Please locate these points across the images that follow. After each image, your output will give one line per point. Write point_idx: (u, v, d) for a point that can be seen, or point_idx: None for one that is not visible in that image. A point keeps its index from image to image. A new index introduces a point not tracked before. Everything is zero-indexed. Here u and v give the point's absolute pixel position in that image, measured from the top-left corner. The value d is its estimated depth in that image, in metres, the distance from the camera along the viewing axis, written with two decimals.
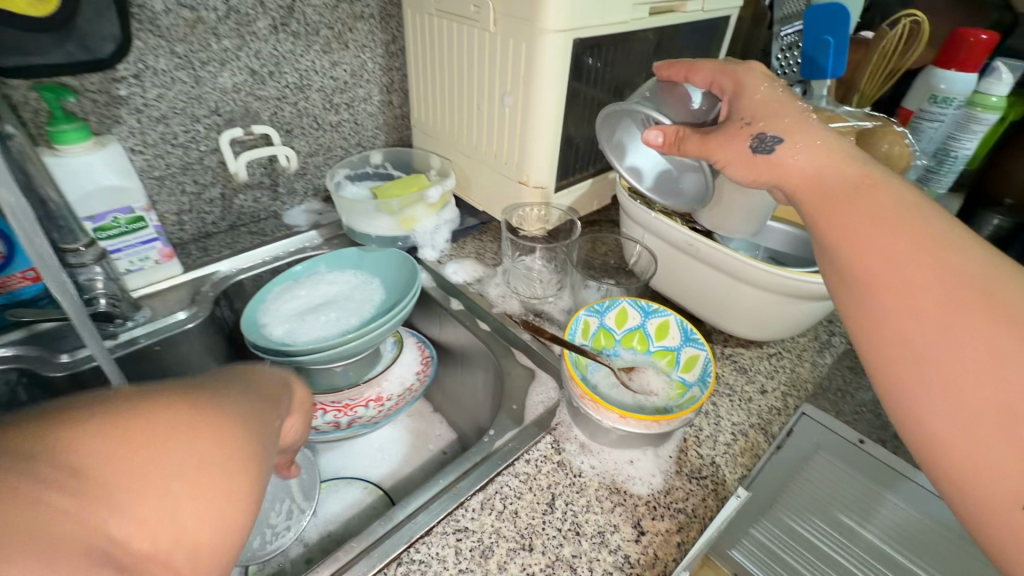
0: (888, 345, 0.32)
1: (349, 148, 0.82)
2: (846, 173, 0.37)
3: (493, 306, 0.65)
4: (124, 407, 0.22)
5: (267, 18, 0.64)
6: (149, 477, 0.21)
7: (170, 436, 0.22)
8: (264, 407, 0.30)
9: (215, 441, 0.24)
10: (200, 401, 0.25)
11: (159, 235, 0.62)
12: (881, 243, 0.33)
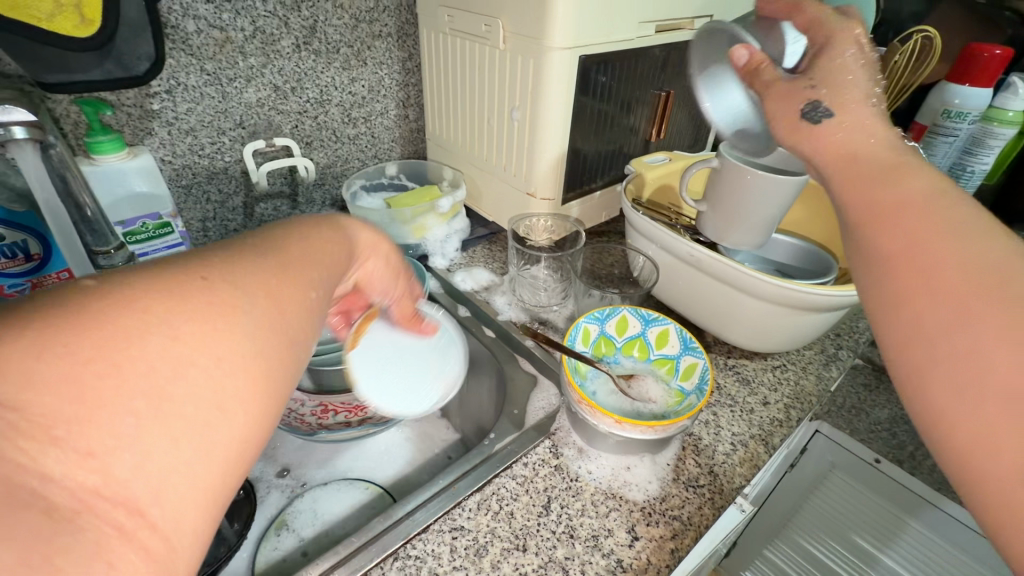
0: (903, 323, 0.30)
1: (365, 160, 0.85)
2: (878, 153, 0.36)
3: (499, 313, 0.67)
4: (93, 305, 0.20)
5: (290, 37, 0.68)
6: (107, 393, 0.19)
7: (140, 337, 0.20)
8: (292, 275, 0.28)
9: (198, 342, 0.22)
10: (190, 284, 0.23)
11: (184, 240, 0.66)
12: (902, 225, 0.32)
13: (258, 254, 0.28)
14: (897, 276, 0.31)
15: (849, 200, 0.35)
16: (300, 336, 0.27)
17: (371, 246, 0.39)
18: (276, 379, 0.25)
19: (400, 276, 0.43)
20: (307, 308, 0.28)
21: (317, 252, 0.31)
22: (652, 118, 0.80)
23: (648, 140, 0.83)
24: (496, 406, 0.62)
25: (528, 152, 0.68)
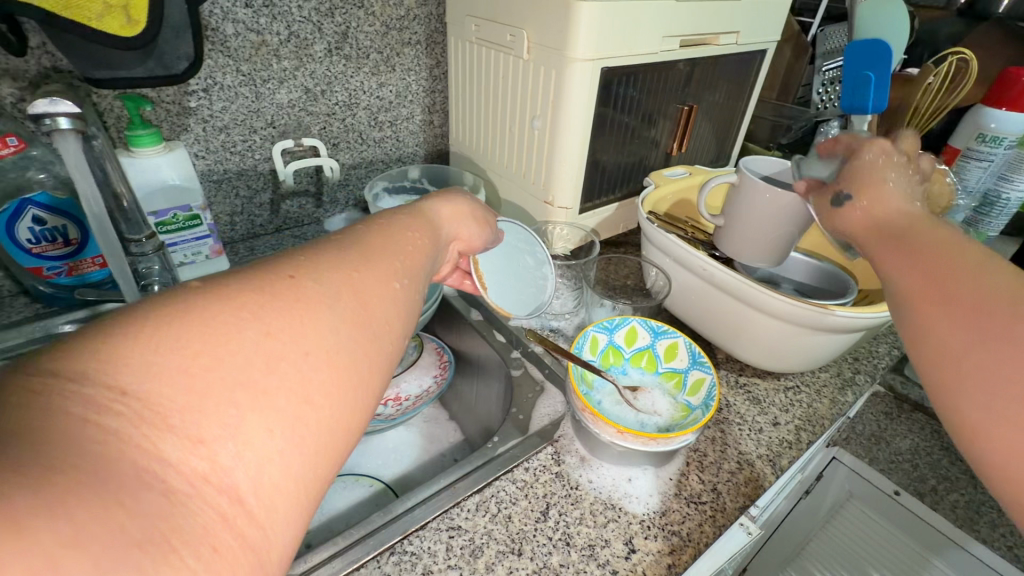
0: (935, 353, 0.30)
1: (388, 163, 0.87)
2: (906, 213, 0.38)
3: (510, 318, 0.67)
4: (191, 306, 0.22)
5: (323, 42, 0.70)
6: (209, 383, 0.20)
7: (238, 335, 0.22)
8: (376, 271, 0.29)
9: (287, 339, 0.23)
10: (279, 284, 0.25)
11: (212, 233, 0.68)
12: (933, 269, 0.32)
13: (349, 251, 0.30)
14: (935, 320, 0.30)
15: (881, 264, 0.37)
16: (387, 337, 0.28)
17: (457, 212, 0.44)
18: (361, 378, 0.26)
19: (491, 221, 0.48)
20: (392, 306, 0.29)
21: (406, 242, 0.34)
22: (674, 132, 0.80)
23: (669, 153, 0.82)
24: (503, 411, 0.62)
25: (547, 161, 0.68)
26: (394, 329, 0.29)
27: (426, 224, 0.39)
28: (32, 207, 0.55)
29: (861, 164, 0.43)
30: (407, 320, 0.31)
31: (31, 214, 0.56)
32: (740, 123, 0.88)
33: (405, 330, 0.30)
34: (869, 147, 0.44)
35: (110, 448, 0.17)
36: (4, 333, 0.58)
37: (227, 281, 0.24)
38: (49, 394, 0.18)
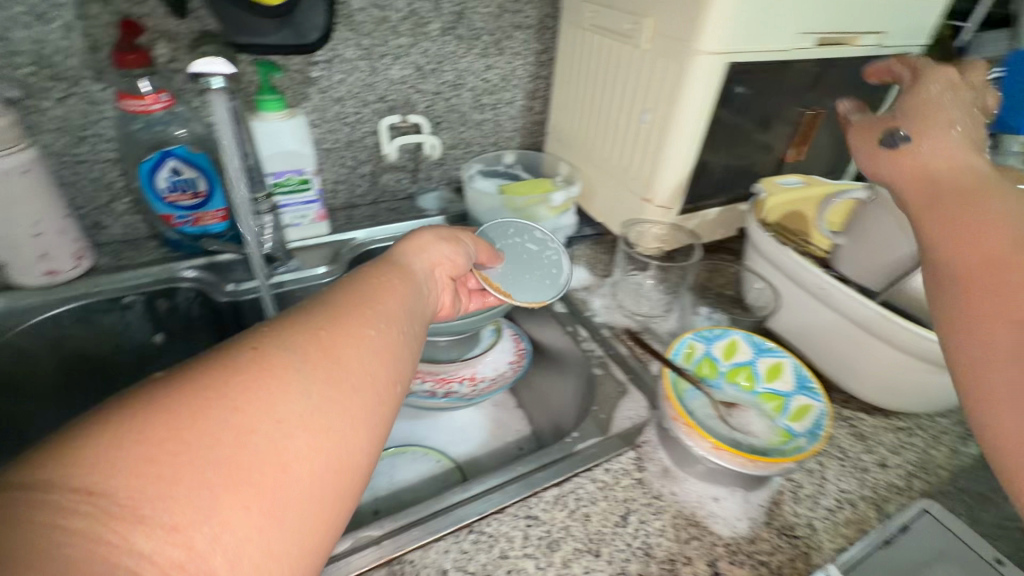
0: (971, 321, 0.31)
1: (485, 146, 0.87)
2: (961, 176, 0.39)
3: (595, 314, 0.66)
4: (158, 395, 0.24)
5: (440, 20, 0.71)
6: (178, 467, 0.22)
7: (203, 414, 0.24)
8: (347, 326, 0.32)
9: (254, 410, 0.25)
10: (242, 357, 0.27)
11: (318, 198, 0.71)
12: (990, 247, 0.33)
13: (319, 314, 0.32)
14: (981, 289, 0.32)
15: (923, 220, 0.38)
16: (370, 388, 0.30)
17: (428, 244, 0.47)
18: (345, 438, 0.28)
19: (461, 233, 0.52)
20: (368, 355, 0.31)
21: (379, 290, 0.37)
22: (793, 137, 0.74)
23: (782, 160, 0.77)
24: (580, 408, 0.61)
25: (652, 157, 0.66)
26: (378, 379, 0.31)
27: (405, 272, 0.42)
28: (172, 159, 0.60)
29: (918, 102, 0.44)
30: (390, 363, 0.32)
31: (169, 165, 0.61)
32: None
33: (391, 378, 0.32)
34: (931, 78, 0.44)
35: (82, 549, 0.19)
36: (143, 272, 0.65)
37: (194, 364, 0.26)
38: (22, 505, 0.19)
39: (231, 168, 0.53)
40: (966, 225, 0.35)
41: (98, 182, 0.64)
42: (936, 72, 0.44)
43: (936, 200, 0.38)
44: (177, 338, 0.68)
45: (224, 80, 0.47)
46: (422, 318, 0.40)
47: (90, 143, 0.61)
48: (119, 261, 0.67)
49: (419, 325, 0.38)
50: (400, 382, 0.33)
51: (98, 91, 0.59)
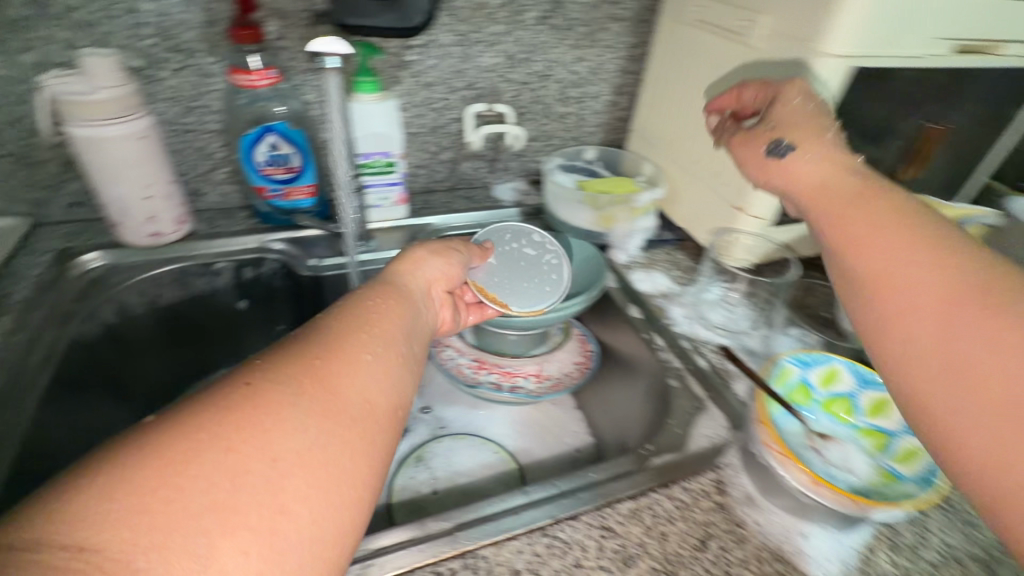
0: (895, 338, 0.33)
1: (566, 140, 0.85)
2: (849, 185, 0.42)
3: (673, 323, 0.63)
4: (152, 440, 0.25)
5: (537, 9, 0.70)
6: (173, 513, 0.23)
7: (198, 459, 0.25)
8: (342, 357, 0.33)
9: (249, 450, 0.26)
10: (234, 394, 0.28)
11: (400, 181, 0.72)
12: (885, 254, 0.35)
13: (314, 347, 0.33)
14: (897, 301, 0.33)
15: (820, 229, 0.41)
16: (366, 418, 0.31)
17: (422, 263, 0.49)
18: (344, 473, 0.29)
19: (452, 248, 0.54)
20: (363, 386, 0.33)
21: (375, 316, 0.38)
22: (906, 157, 0.69)
23: (892, 176, 0.71)
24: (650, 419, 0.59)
25: None
26: (376, 408, 0.32)
27: (402, 295, 0.43)
28: (271, 134, 0.62)
29: (788, 112, 0.49)
30: (384, 391, 0.34)
31: (269, 140, 0.63)
32: (991, 155, 0.73)
33: (389, 407, 0.33)
34: (790, 92, 0.50)
35: None
36: (235, 241, 0.68)
37: (188, 405, 0.28)
38: (24, 565, 0.21)
39: (336, 150, 0.54)
40: (849, 223, 0.39)
41: (201, 152, 0.67)
42: (795, 86, 0.50)
43: (823, 203, 0.42)
44: (258, 306, 0.71)
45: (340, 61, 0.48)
46: (419, 339, 0.41)
47: (197, 114, 0.64)
48: (213, 227, 0.70)
49: (417, 348, 0.40)
50: (398, 410, 0.34)
51: (210, 64, 0.61)
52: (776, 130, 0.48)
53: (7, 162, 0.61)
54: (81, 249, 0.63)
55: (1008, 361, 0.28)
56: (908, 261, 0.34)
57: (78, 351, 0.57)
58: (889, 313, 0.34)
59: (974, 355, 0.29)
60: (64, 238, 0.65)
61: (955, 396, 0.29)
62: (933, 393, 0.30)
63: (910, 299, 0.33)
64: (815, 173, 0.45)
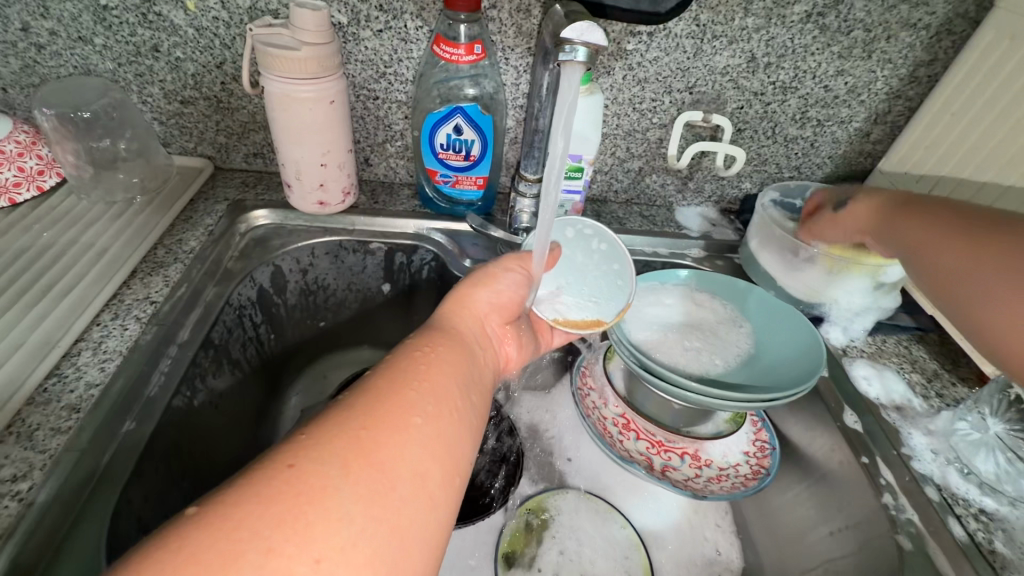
0: (956, 299, 0.42)
1: (783, 169, 0.68)
2: (896, 196, 0.50)
3: (913, 456, 0.47)
4: (181, 545, 0.23)
5: (808, 2, 0.54)
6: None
7: (235, 561, 0.23)
8: (390, 422, 0.30)
9: (291, 549, 0.24)
10: (275, 479, 0.26)
11: (582, 190, 0.61)
12: (929, 238, 0.45)
13: (359, 411, 0.30)
14: (951, 268, 0.42)
15: (884, 238, 0.49)
16: (417, 494, 0.28)
17: (472, 304, 0.45)
18: (392, 565, 0.26)
19: (497, 271, 0.47)
20: (414, 456, 0.29)
21: (423, 370, 0.35)
22: None
23: None
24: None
25: None
26: (428, 480, 0.29)
27: (457, 342, 0.40)
28: (459, 116, 0.55)
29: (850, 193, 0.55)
30: (437, 456, 0.30)
31: (455, 122, 0.56)
32: None
33: (442, 476, 0.30)
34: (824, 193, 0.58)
35: None
36: (395, 223, 0.63)
37: (221, 499, 0.25)
38: None
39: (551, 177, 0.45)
40: (906, 239, 0.47)
41: (381, 121, 0.62)
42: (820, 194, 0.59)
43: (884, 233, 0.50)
44: (401, 292, 0.67)
45: (588, 53, 0.42)
46: (479, 385, 0.38)
47: (387, 81, 0.59)
48: (375, 201, 0.65)
49: (473, 397, 0.36)
50: (454, 478, 0.31)
51: (414, 29, 0.55)
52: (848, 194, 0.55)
53: (204, 104, 0.60)
54: (252, 203, 0.62)
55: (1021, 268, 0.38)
56: (949, 238, 0.43)
57: (233, 310, 0.54)
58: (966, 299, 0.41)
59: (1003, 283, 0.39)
60: (239, 188, 0.64)
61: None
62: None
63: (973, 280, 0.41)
64: (862, 211, 0.52)
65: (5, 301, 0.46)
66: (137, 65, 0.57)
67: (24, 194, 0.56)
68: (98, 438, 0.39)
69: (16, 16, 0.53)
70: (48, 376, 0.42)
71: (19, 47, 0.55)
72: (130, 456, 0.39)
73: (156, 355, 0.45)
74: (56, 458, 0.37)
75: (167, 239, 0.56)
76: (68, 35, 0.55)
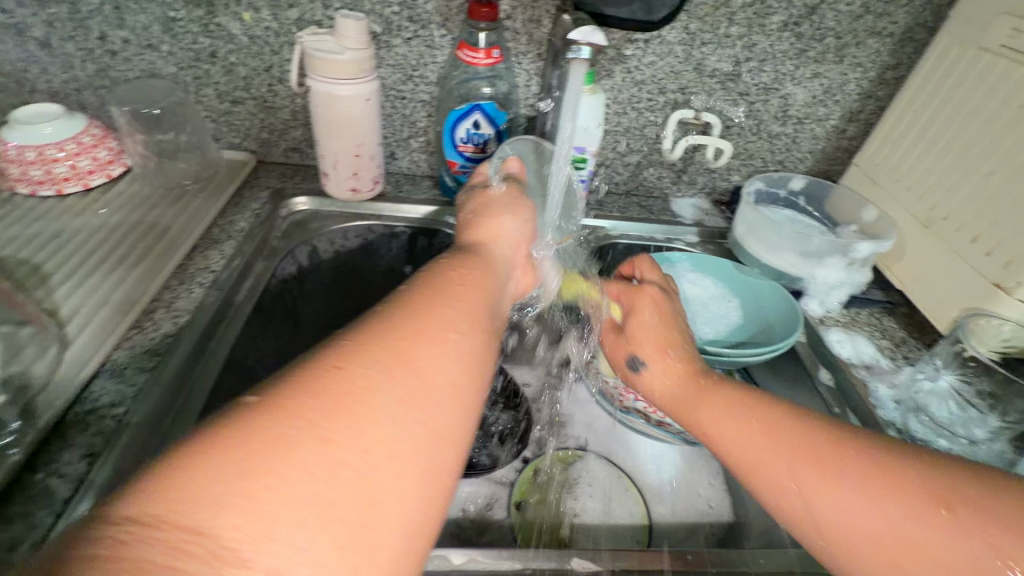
0: (798, 506, 0.36)
1: (769, 163, 0.76)
2: (683, 377, 0.47)
3: (880, 406, 0.54)
4: (247, 423, 0.25)
5: (785, 13, 0.62)
6: (278, 501, 0.23)
7: (295, 444, 0.25)
8: (426, 336, 0.32)
9: (342, 439, 0.26)
10: (321, 376, 0.28)
11: (586, 179, 0.68)
12: (735, 438, 0.41)
13: (397, 325, 0.32)
14: (768, 470, 0.38)
15: (695, 422, 0.44)
16: (451, 401, 0.31)
17: (502, 232, 0.48)
18: (430, 459, 0.28)
19: (520, 205, 0.52)
20: (449, 369, 0.32)
21: (460, 293, 0.37)
22: None
23: None
24: None
25: None
26: (458, 390, 0.32)
27: (485, 269, 0.42)
28: (478, 113, 0.63)
29: (636, 327, 0.51)
30: (468, 371, 0.33)
31: (474, 118, 0.63)
32: None
33: (470, 389, 0.33)
34: (639, 310, 0.52)
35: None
36: (419, 209, 0.71)
37: (283, 389, 0.27)
38: None
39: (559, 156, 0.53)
40: (710, 403, 0.43)
41: (406, 119, 0.70)
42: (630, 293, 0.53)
43: (681, 410, 0.45)
44: None
45: (590, 52, 0.50)
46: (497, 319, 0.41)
47: (414, 83, 0.67)
48: (400, 191, 0.73)
49: (496, 328, 0.39)
50: (479, 392, 0.33)
51: (438, 37, 0.63)
52: (632, 342, 0.50)
53: (252, 105, 0.68)
54: (292, 191, 0.69)
55: (823, 447, 0.37)
56: (749, 435, 0.40)
57: (277, 282, 0.62)
58: (789, 495, 0.37)
59: (817, 471, 0.36)
60: (280, 179, 0.72)
61: (863, 464, 0.35)
62: (892, 542, 0.33)
63: (788, 465, 0.37)
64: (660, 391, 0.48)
65: (89, 267, 0.54)
66: (196, 69, 0.65)
67: (96, 180, 0.64)
68: (177, 376, 0.46)
69: (96, 27, 0.62)
70: (131, 328, 0.49)
71: (95, 53, 0.63)
72: (199, 398, 0.46)
73: (219, 315, 0.52)
74: (143, 390, 0.44)
75: (220, 220, 0.64)
76: (139, 43, 0.63)
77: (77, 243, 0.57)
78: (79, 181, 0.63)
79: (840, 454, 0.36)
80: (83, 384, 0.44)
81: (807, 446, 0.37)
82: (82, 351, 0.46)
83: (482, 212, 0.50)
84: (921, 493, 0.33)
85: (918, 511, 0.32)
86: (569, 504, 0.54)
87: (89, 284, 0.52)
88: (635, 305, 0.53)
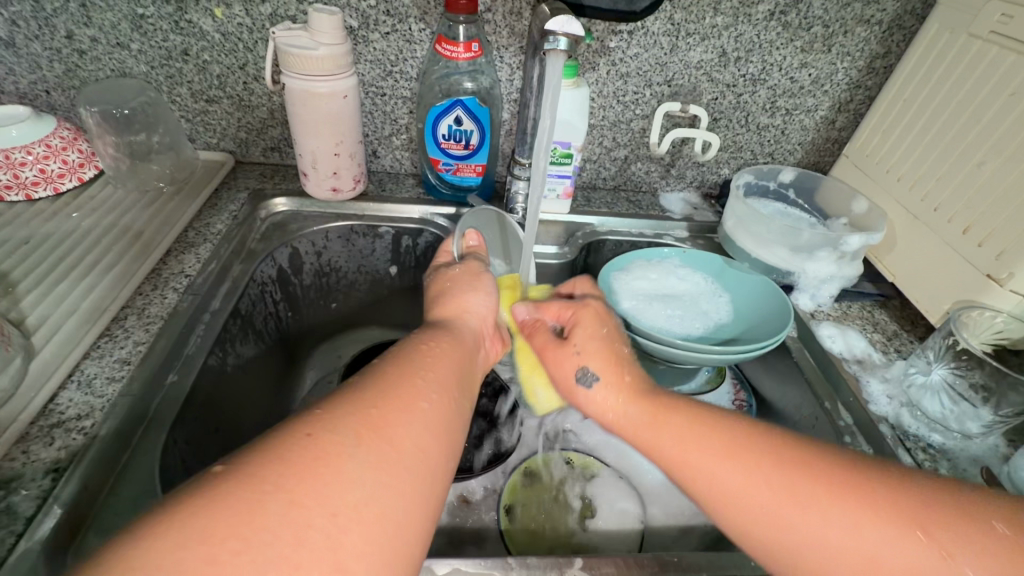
0: (768, 525, 0.34)
1: (758, 155, 0.74)
2: (627, 390, 0.43)
3: (873, 401, 0.53)
4: (218, 486, 0.25)
5: (772, 2, 0.61)
6: (242, 567, 0.22)
7: (263, 510, 0.24)
8: (398, 401, 0.32)
9: (312, 502, 0.25)
10: (295, 442, 0.27)
11: (572, 175, 0.67)
12: (695, 456, 0.38)
13: (367, 393, 0.32)
14: (733, 489, 0.36)
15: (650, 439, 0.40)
16: (421, 464, 0.30)
17: (469, 306, 0.46)
18: (399, 527, 0.27)
19: (481, 275, 0.50)
20: (420, 434, 0.31)
21: (430, 359, 0.37)
22: None
23: None
24: None
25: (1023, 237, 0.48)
26: (430, 455, 0.31)
27: (450, 337, 0.41)
28: (460, 108, 0.61)
29: (580, 336, 0.46)
30: (440, 436, 0.32)
31: (456, 113, 0.61)
32: None
33: (441, 454, 0.32)
34: (584, 316, 0.47)
35: None
36: (403, 209, 0.69)
37: (255, 453, 0.27)
38: None
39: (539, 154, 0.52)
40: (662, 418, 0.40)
41: (387, 116, 0.68)
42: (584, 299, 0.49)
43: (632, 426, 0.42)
44: (407, 273, 0.72)
45: (568, 43, 0.48)
46: (469, 383, 0.39)
47: (393, 79, 0.65)
48: (383, 190, 0.72)
49: (469, 394, 0.38)
50: (449, 456, 0.32)
51: (417, 31, 0.61)
52: (580, 350, 0.45)
53: (227, 103, 0.66)
54: (271, 192, 0.68)
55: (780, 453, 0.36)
56: (706, 447, 0.38)
57: (256, 286, 0.60)
58: (759, 515, 0.35)
59: (779, 482, 0.35)
60: (259, 179, 0.70)
61: (814, 466, 0.35)
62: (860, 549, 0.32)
63: (751, 481, 0.36)
64: (625, 417, 0.42)
65: (58, 274, 0.52)
66: (168, 68, 0.63)
67: (67, 184, 0.62)
68: (148, 386, 0.44)
69: (62, 25, 0.60)
70: (100, 337, 0.48)
71: (63, 52, 0.61)
72: (172, 405, 0.44)
73: (193, 321, 0.51)
74: (112, 402, 0.43)
75: (196, 223, 0.62)
76: (107, 42, 0.61)
77: (46, 249, 0.55)
78: (49, 185, 0.61)
79: (793, 461, 0.36)
80: (48, 398, 0.42)
81: (762, 455, 0.36)
82: (48, 362, 0.44)
83: (445, 285, 0.48)
84: (873, 489, 0.33)
85: (870, 514, 0.32)
86: (560, 508, 0.53)
87: (56, 293, 0.50)
88: (579, 313, 0.48)
